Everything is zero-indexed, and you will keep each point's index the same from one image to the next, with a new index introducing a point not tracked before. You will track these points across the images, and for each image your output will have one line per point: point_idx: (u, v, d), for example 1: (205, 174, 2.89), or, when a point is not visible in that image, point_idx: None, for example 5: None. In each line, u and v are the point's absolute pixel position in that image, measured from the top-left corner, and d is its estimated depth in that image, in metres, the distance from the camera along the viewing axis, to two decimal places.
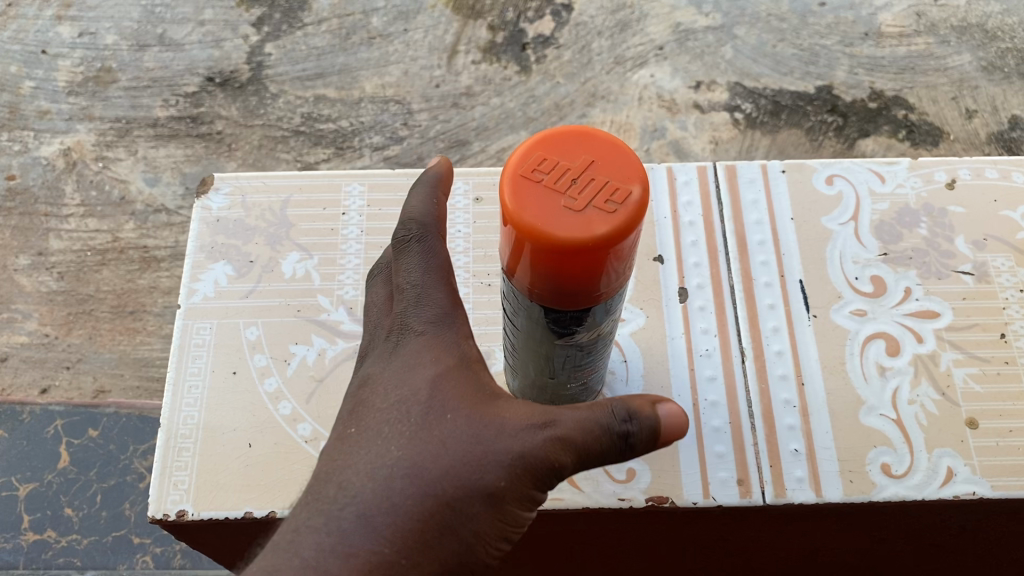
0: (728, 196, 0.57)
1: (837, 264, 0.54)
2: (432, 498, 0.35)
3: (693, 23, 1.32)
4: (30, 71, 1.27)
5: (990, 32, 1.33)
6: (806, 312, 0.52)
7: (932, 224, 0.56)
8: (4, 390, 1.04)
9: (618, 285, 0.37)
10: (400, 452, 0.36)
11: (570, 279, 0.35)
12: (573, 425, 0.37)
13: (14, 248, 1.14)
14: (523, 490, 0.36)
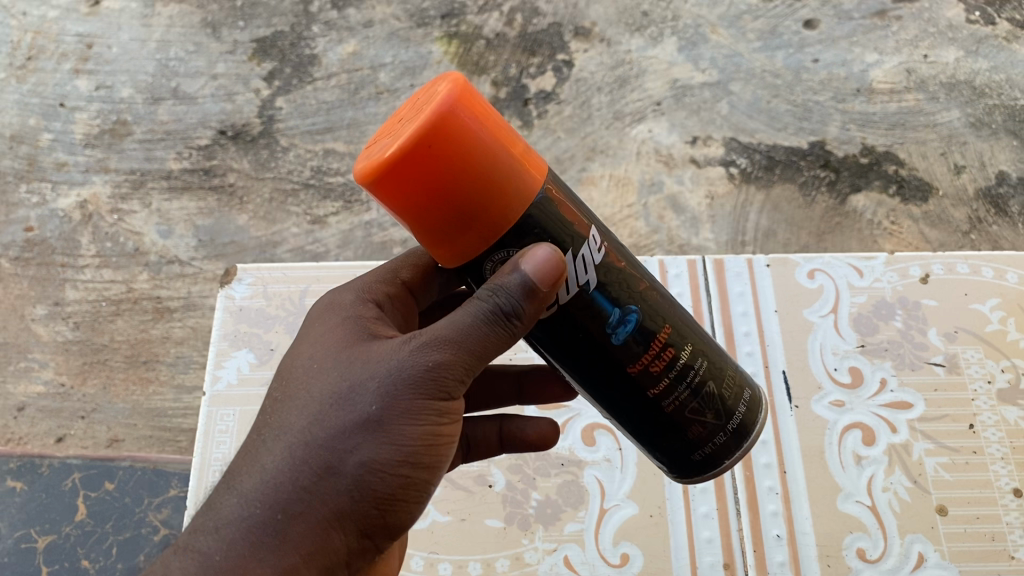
0: (721, 289, 0.78)
1: (819, 357, 0.73)
2: (304, 447, 0.44)
3: (690, 79, 1.36)
4: (48, 123, 1.31)
5: (978, 88, 1.37)
6: (789, 400, 0.71)
7: (907, 315, 0.75)
8: (21, 439, 1.08)
9: (504, 191, 0.40)
10: (280, 425, 0.45)
11: (429, 208, 0.39)
12: (433, 334, 0.44)
13: (32, 298, 1.18)
14: (409, 406, 0.44)
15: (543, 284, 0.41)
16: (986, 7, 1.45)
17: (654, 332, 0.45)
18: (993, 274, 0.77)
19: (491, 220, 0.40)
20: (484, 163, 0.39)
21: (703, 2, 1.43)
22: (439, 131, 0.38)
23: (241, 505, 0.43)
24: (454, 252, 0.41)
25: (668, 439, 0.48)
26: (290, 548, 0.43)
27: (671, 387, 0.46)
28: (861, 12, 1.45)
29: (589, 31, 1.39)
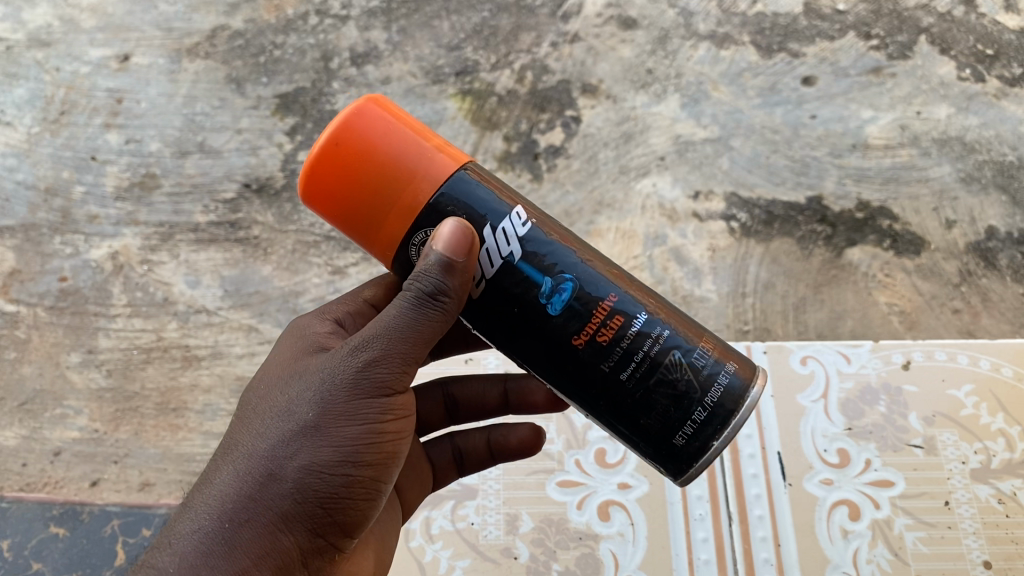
0: None
1: (810, 440, 0.85)
2: (252, 460, 0.56)
3: (693, 135, 1.42)
4: (80, 176, 1.38)
5: (969, 144, 1.42)
6: (784, 478, 0.83)
7: (891, 400, 0.86)
8: (57, 483, 1.14)
9: (406, 177, 0.55)
10: (232, 449, 0.58)
11: (356, 198, 0.55)
12: (366, 344, 0.57)
13: (66, 346, 1.24)
14: (346, 404, 0.56)
15: (457, 255, 0.54)
16: (977, 64, 1.49)
17: (592, 306, 0.56)
18: (968, 361, 0.88)
19: (406, 201, 0.55)
20: (390, 154, 0.55)
21: (705, 59, 1.49)
22: (347, 131, 0.55)
23: (199, 522, 0.55)
24: (388, 235, 0.56)
25: (647, 418, 0.56)
26: (244, 546, 0.54)
27: (624, 352, 0.56)
28: (858, 68, 1.50)
29: (596, 88, 1.46)
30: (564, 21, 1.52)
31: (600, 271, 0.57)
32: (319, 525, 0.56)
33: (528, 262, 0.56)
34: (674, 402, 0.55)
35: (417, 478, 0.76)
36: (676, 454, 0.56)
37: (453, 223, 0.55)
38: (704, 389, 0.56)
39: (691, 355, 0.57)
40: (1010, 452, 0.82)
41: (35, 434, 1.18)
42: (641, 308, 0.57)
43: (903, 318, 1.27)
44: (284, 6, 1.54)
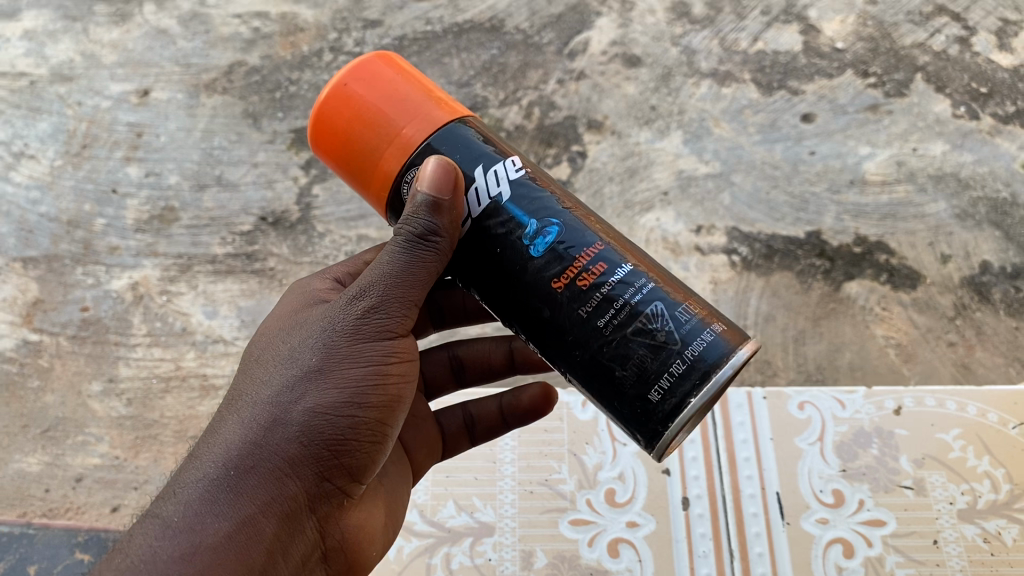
0: (723, 417, 0.93)
1: (807, 480, 0.87)
2: (259, 408, 0.61)
3: (695, 171, 1.44)
4: (101, 209, 1.42)
5: (964, 181, 1.41)
6: (782, 517, 0.85)
7: (882, 442, 0.89)
8: (79, 508, 1.17)
9: (403, 114, 0.62)
10: (238, 399, 0.63)
11: (356, 136, 0.63)
12: (369, 296, 0.63)
13: (88, 375, 1.28)
14: (349, 348, 0.62)
15: (442, 193, 0.60)
16: (971, 101, 1.48)
17: (574, 254, 0.60)
18: (956, 406, 0.91)
19: (399, 137, 0.62)
20: (387, 96, 0.62)
21: (707, 96, 1.52)
22: (354, 72, 0.63)
23: (205, 470, 0.60)
24: (381, 172, 0.63)
25: (622, 369, 0.58)
26: (250, 491, 0.59)
27: (603, 297, 0.59)
28: (856, 105, 1.49)
29: (601, 123, 1.49)
30: (570, 58, 1.56)
31: (586, 224, 0.62)
32: (323, 468, 0.62)
33: (516, 205, 0.62)
34: (651, 351, 0.57)
35: (426, 443, 0.83)
36: (652, 408, 0.57)
37: (444, 164, 0.61)
38: (684, 342, 0.57)
39: (675, 310, 0.58)
40: (995, 493, 0.85)
41: (57, 460, 1.22)
42: (624, 260, 0.60)
43: (899, 350, 1.27)
44: (298, 43, 1.58)
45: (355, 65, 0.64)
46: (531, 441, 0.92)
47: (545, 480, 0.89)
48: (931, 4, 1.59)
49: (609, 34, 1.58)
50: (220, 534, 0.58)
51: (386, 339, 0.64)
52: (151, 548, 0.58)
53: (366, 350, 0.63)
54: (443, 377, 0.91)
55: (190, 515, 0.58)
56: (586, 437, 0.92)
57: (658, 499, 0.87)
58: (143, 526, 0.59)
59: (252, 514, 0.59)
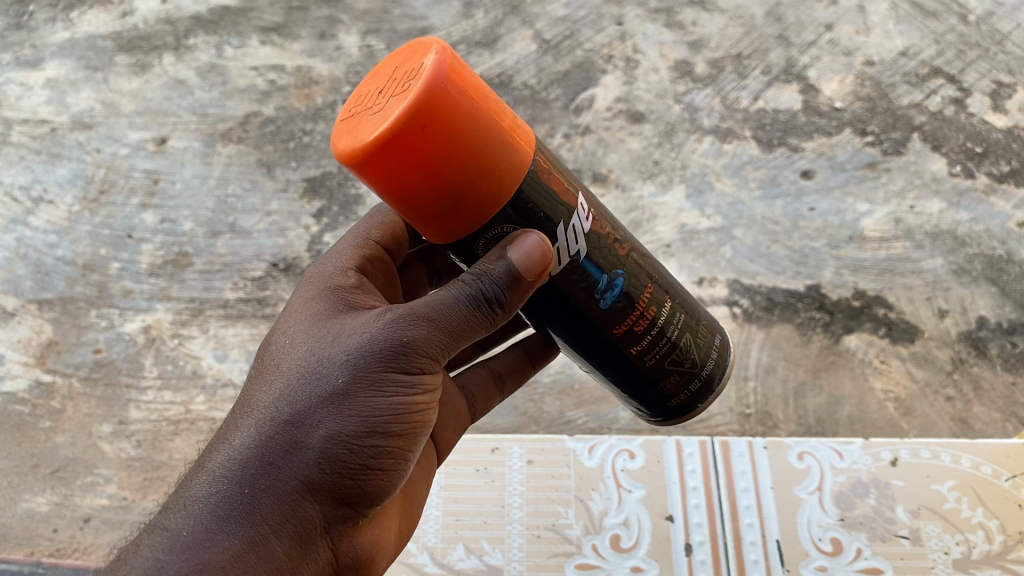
0: (725, 464, 0.94)
1: (806, 528, 0.88)
2: (277, 425, 0.58)
3: (697, 225, 1.47)
4: (117, 253, 1.46)
5: (960, 238, 1.44)
6: (782, 565, 0.86)
7: (879, 493, 0.90)
8: (87, 549, 1.19)
9: (488, 170, 0.52)
10: (252, 407, 0.60)
11: (430, 189, 0.51)
12: (404, 312, 0.58)
13: (99, 416, 1.30)
14: (376, 373, 0.58)
15: (529, 275, 0.56)
16: (967, 160, 1.52)
17: (634, 303, 0.63)
18: (950, 458, 0.91)
19: (486, 195, 0.53)
20: (480, 139, 0.51)
21: (709, 152, 1.55)
22: (430, 112, 0.48)
23: (217, 484, 0.57)
24: (453, 223, 0.54)
25: (651, 390, 0.68)
26: (264, 511, 0.57)
27: (651, 338, 0.65)
28: (854, 162, 1.53)
29: (606, 177, 1.53)
30: (575, 114, 1.60)
31: (637, 262, 0.64)
32: (342, 493, 0.59)
33: (594, 262, 0.60)
34: (678, 374, 0.68)
35: (456, 417, 0.81)
36: (670, 413, 0.70)
37: (543, 250, 0.55)
38: (702, 365, 0.69)
39: (695, 335, 0.68)
40: (989, 544, 0.85)
41: (66, 500, 1.23)
42: (664, 298, 0.65)
43: (897, 404, 1.29)
44: (313, 95, 1.63)
45: (434, 92, 0.48)
46: (539, 483, 0.93)
47: (552, 525, 0.90)
48: (927, 66, 1.64)
49: (614, 91, 1.63)
50: (231, 552, 0.55)
51: (421, 367, 0.59)
52: (156, 561, 0.55)
53: (397, 376, 0.58)
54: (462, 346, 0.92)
55: (199, 530, 0.56)
56: (592, 483, 0.93)
57: (662, 545, 0.88)
58: (149, 535, 0.57)
59: (265, 534, 0.56)
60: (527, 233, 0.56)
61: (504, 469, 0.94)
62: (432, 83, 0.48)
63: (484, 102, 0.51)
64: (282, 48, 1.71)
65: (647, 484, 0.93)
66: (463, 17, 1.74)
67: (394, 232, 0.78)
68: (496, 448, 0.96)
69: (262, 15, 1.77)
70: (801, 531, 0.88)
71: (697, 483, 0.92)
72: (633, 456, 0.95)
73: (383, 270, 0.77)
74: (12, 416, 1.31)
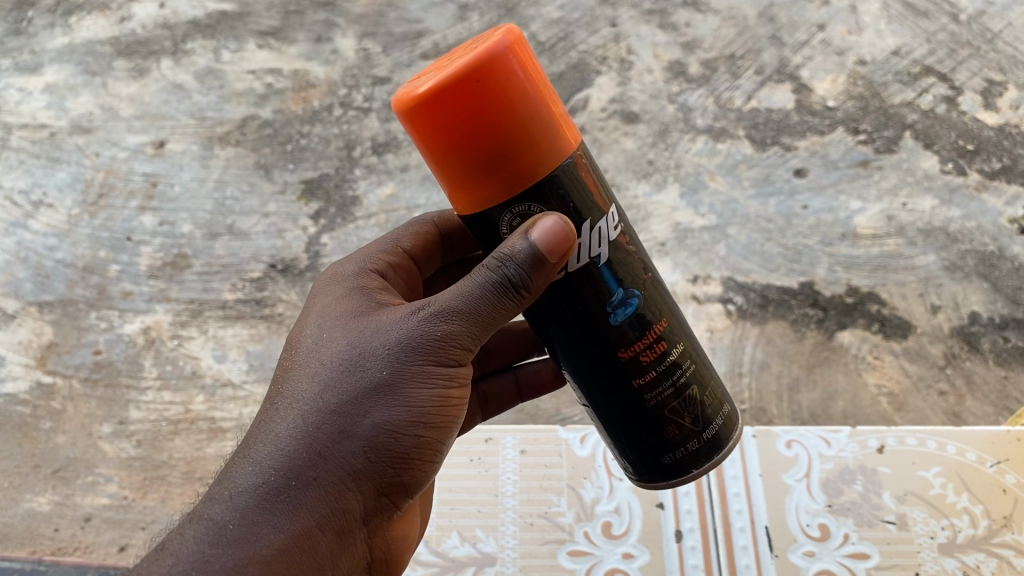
0: None
1: (795, 514, 0.89)
2: (321, 416, 0.57)
3: (691, 223, 1.48)
4: (116, 255, 1.47)
5: (952, 235, 1.45)
6: (770, 550, 0.87)
7: (865, 479, 0.91)
8: (88, 547, 1.20)
9: (530, 146, 0.52)
10: (292, 398, 0.59)
11: (474, 146, 0.51)
12: (446, 303, 0.58)
13: (99, 417, 1.31)
14: (418, 365, 0.58)
15: (550, 255, 0.54)
16: (959, 158, 1.53)
17: (646, 327, 0.59)
18: (936, 445, 0.92)
19: (523, 168, 0.52)
20: (527, 117, 0.51)
21: (703, 152, 1.57)
22: (491, 68, 0.49)
23: (263, 475, 0.56)
24: (491, 190, 0.53)
25: (646, 435, 0.62)
26: (310, 503, 0.56)
27: (653, 377, 0.60)
28: (847, 161, 1.54)
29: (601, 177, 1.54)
30: (570, 115, 1.61)
31: (655, 293, 0.61)
32: (382, 485, 0.59)
33: (610, 270, 0.58)
34: (678, 430, 0.62)
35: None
36: (660, 470, 0.63)
37: (558, 229, 0.53)
38: (704, 428, 0.63)
39: (702, 394, 0.63)
40: (974, 528, 0.86)
41: (67, 500, 1.24)
42: (676, 338, 0.61)
43: (891, 399, 1.30)
44: (310, 98, 1.65)
45: (494, 58, 0.49)
46: (531, 472, 0.94)
47: (544, 513, 0.91)
48: (919, 65, 1.65)
49: (608, 92, 1.64)
50: (276, 545, 0.54)
51: (459, 359, 0.59)
52: (200, 553, 0.54)
53: (436, 369, 0.59)
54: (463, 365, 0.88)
55: (243, 522, 0.55)
56: (584, 472, 0.94)
57: (653, 532, 0.89)
58: (188, 526, 0.56)
59: (310, 529, 0.56)
60: (553, 221, 0.53)
61: (497, 460, 0.95)
62: (493, 50, 0.49)
63: (541, 85, 0.52)
64: (279, 52, 1.72)
65: None
66: (458, 19, 1.75)
67: (425, 243, 0.79)
68: (490, 440, 0.97)
69: (259, 19, 1.79)
70: (789, 518, 0.89)
71: None
72: None
73: (406, 275, 0.76)
74: (13, 417, 1.32)
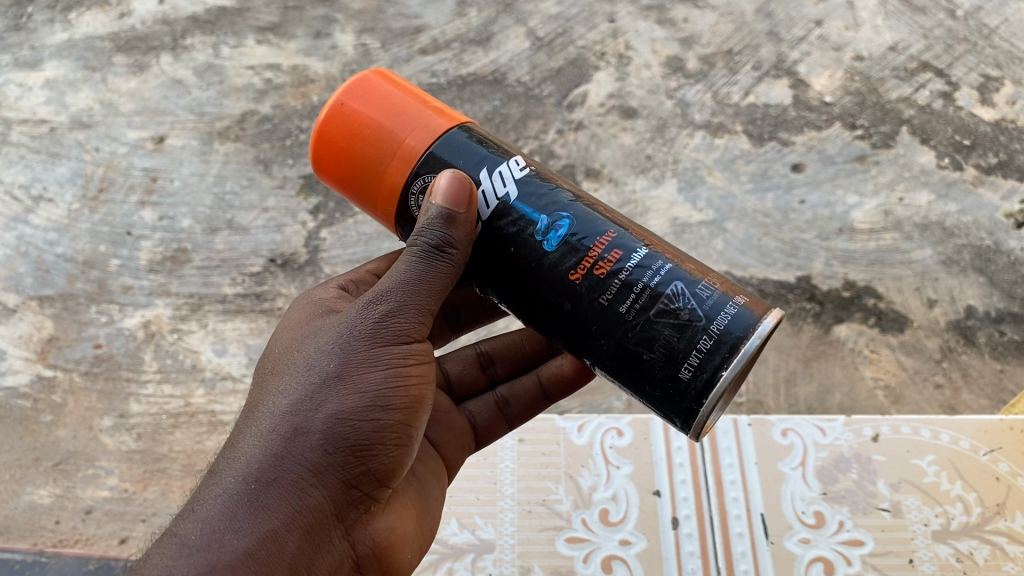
0: (711, 441, 0.96)
1: (790, 502, 0.90)
2: (276, 422, 0.61)
3: (689, 218, 1.49)
4: (116, 250, 1.48)
5: (949, 229, 1.46)
6: (766, 536, 0.88)
7: (861, 468, 0.91)
8: (89, 540, 1.21)
9: (403, 135, 0.65)
10: (251, 414, 0.64)
11: (358, 151, 0.65)
12: (382, 295, 0.64)
13: (100, 410, 1.32)
14: (362, 354, 0.63)
15: (455, 206, 0.61)
16: (955, 153, 1.54)
17: (587, 245, 0.61)
18: (930, 434, 0.93)
19: (401, 155, 0.64)
20: (393, 118, 0.65)
21: (701, 147, 1.57)
22: (350, 94, 0.66)
23: (226, 488, 0.60)
24: (387, 184, 0.65)
25: (650, 353, 0.59)
26: (272, 504, 0.60)
27: (618, 285, 0.60)
28: (844, 156, 1.55)
29: (599, 172, 1.54)
30: (569, 110, 1.62)
31: (594, 212, 0.63)
32: (348, 478, 0.62)
33: (524, 205, 0.63)
34: (676, 327, 0.58)
35: (455, 436, 0.84)
36: (685, 388, 0.58)
37: (453, 182, 0.62)
38: (712, 318, 0.58)
39: (696, 287, 0.60)
40: (967, 516, 0.87)
41: (68, 492, 1.25)
42: (637, 248, 0.61)
43: (887, 392, 1.32)
44: (309, 93, 1.65)
45: (353, 88, 0.66)
46: (529, 460, 0.95)
47: (542, 500, 0.92)
48: (916, 61, 1.66)
49: (606, 87, 1.65)
50: (242, 547, 0.58)
51: (402, 342, 0.64)
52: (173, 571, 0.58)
53: (384, 354, 0.63)
54: (470, 377, 0.89)
55: (209, 533, 0.59)
56: (581, 460, 0.95)
57: (649, 519, 0.90)
58: (163, 548, 0.60)
59: (276, 529, 0.59)
60: (445, 177, 0.62)
61: (496, 447, 0.96)
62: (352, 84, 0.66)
63: (405, 95, 0.66)
64: (278, 48, 1.73)
65: (634, 460, 0.94)
66: (457, 15, 1.75)
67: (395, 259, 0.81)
68: None
69: (258, 15, 1.79)
70: (783, 504, 0.90)
71: (683, 458, 0.94)
72: (622, 434, 0.96)
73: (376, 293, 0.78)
74: (14, 410, 1.33)
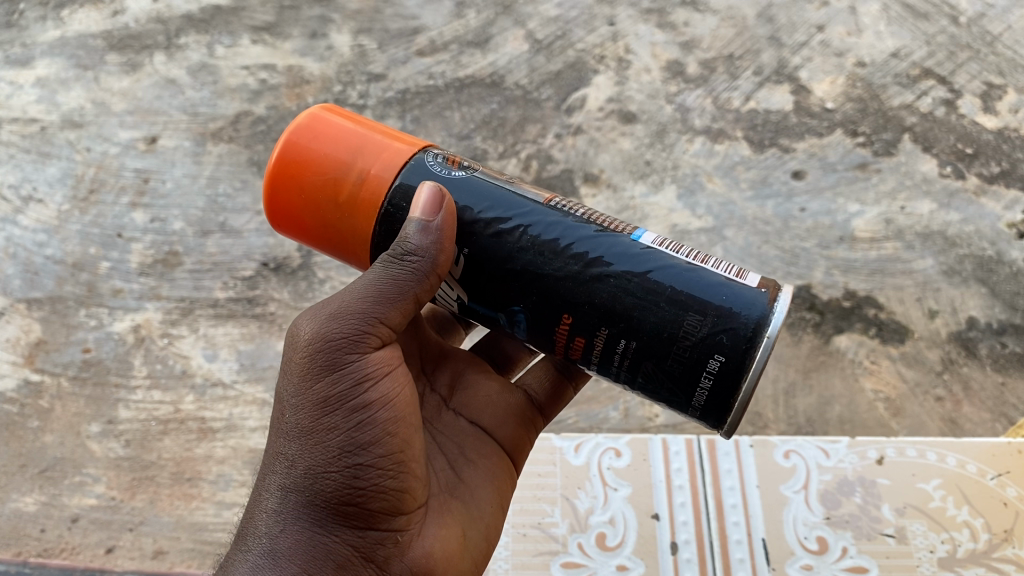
0: (711, 463, 0.94)
1: (792, 527, 0.88)
2: (274, 483, 0.63)
3: (688, 225, 1.46)
4: (107, 252, 1.45)
5: (951, 239, 1.44)
6: (767, 563, 0.86)
7: (865, 491, 0.90)
8: (74, 549, 1.18)
9: (350, 192, 0.65)
10: (259, 482, 0.65)
11: (309, 212, 0.66)
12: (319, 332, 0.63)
13: (87, 416, 1.30)
14: (317, 393, 0.62)
15: (430, 214, 0.62)
16: (957, 161, 1.52)
17: (552, 333, 0.64)
18: (936, 457, 0.91)
19: (353, 212, 0.65)
20: (336, 175, 0.65)
21: (700, 153, 1.55)
22: (291, 154, 0.66)
23: (242, 555, 0.61)
24: (349, 240, 0.66)
25: (651, 397, 0.64)
26: (290, 559, 0.61)
27: (601, 348, 0.62)
28: (845, 163, 1.53)
29: (598, 177, 1.52)
30: (567, 114, 1.60)
31: (555, 262, 0.62)
32: (356, 519, 0.62)
33: (479, 286, 0.65)
34: (668, 381, 0.61)
35: (514, 416, 0.79)
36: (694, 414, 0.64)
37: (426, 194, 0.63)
38: (690, 392, 0.61)
39: (666, 364, 0.60)
40: (974, 542, 0.85)
41: (54, 500, 1.23)
42: (598, 329, 0.62)
43: (888, 404, 1.30)
44: (304, 94, 1.63)
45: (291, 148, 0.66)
46: (523, 483, 0.93)
47: (538, 523, 0.90)
48: (918, 67, 1.64)
49: (606, 91, 1.63)
50: None
51: (354, 362, 0.63)
52: None
53: (342, 383, 0.62)
54: None
55: None
56: (578, 481, 0.93)
57: (648, 544, 0.88)
58: None
59: None
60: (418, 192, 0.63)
61: None
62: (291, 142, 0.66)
63: (344, 141, 0.66)
64: (273, 48, 1.71)
65: (633, 482, 0.92)
66: (455, 16, 1.73)
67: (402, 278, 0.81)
68: None
69: (253, 15, 1.77)
70: (784, 531, 0.88)
71: (682, 481, 0.92)
72: (619, 455, 0.95)
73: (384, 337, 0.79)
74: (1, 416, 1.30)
